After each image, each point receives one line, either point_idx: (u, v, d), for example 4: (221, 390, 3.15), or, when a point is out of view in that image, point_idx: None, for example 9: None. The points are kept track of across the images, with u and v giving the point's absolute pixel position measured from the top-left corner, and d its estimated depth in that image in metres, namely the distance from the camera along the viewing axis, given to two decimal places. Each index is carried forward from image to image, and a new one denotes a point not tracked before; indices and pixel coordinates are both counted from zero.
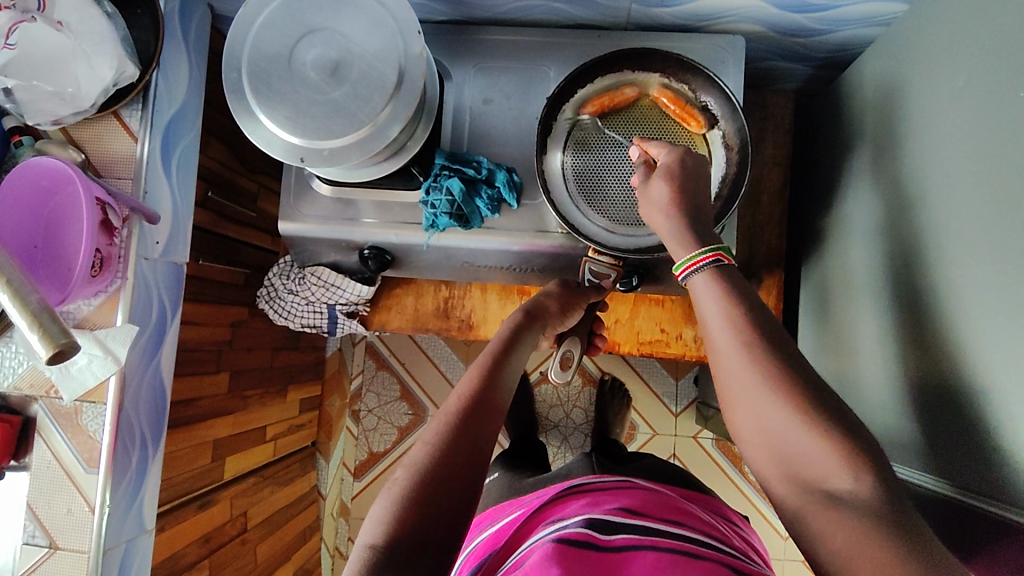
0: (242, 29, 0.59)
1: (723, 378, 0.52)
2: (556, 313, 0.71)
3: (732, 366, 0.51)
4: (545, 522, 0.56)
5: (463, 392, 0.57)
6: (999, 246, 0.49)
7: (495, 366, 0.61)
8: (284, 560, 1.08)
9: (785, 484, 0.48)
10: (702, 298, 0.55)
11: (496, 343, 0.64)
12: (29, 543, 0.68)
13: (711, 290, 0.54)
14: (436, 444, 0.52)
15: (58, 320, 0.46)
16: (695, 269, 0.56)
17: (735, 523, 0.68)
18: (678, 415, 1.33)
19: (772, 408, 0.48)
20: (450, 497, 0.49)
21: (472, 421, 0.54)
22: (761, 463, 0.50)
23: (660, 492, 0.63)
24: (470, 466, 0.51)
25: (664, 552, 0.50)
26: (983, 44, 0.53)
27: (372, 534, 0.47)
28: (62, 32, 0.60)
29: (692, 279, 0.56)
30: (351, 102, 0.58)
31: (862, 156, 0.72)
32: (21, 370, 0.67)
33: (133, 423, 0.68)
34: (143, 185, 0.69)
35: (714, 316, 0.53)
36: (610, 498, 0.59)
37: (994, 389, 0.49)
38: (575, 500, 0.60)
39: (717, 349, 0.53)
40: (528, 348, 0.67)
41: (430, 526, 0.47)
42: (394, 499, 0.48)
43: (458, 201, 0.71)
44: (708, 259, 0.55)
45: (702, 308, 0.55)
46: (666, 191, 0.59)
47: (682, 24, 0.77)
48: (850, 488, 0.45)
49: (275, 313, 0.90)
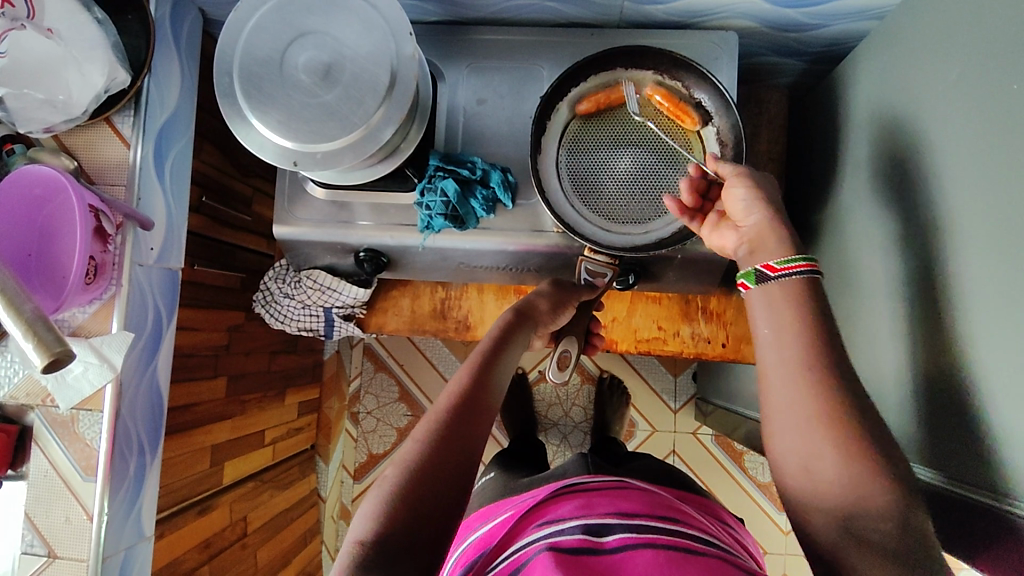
0: (233, 33, 0.59)
1: (774, 388, 0.52)
2: (547, 312, 0.71)
3: (788, 377, 0.51)
4: (539, 523, 0.56)
5: (455, 390, 0.57)
6: (993, 238, 0.49)
7: (486, 364, 0.61)
8: (286, 563, 1.08)
9: (801, 489, 0.49)
10: (768, 305, 0.55)
11: (488, 342, 0.64)
12: (28, 552, 0.68)
13: (771, 301, 0.55)
14: (425, 441, 0.52)
15: (53, 328, 0.45)
16: (793, 272, 0.54)
17: (731, 524, 0.68)
18: (677, 411, 1.33)
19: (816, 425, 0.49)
20: (439, 493, 0.49)
21: (462, 419, 0.54)
22: (781, 469, 0.51)
23: (654, 493, 0.63)
24: (461, 464, 0.51)
25: (661, 549, 0.50)
26: (976, 39, 0.53)
27: (360, 530, 0.47)
28: (52, 39, 0.59)
29: (778, 282, 0.55)
30: (344, 106, 0.58)
31: (856, 151, 0.72)
32: (17, 379, 0.67)
33: (130, 430, 0.68)
34: (137, 191, 0.68)
35: (781, 323, 0.53)
36: (605, 499, 0.59)
37: (991, 383, 0.49)
38: (569, 500, 0.60)
39: (770, 353, 0.53)
40: (521, 346, 0.67)
41: (420, 523, 0.47)
42: (382, 496, 0.48)
43: (453, 202, 0.71)
44: (810, 268, 0.54)
45: (765, 311, 0.55)
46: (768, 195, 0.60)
47: (675, 21, 0.77)
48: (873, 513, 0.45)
49: (271, 317, 0.90)
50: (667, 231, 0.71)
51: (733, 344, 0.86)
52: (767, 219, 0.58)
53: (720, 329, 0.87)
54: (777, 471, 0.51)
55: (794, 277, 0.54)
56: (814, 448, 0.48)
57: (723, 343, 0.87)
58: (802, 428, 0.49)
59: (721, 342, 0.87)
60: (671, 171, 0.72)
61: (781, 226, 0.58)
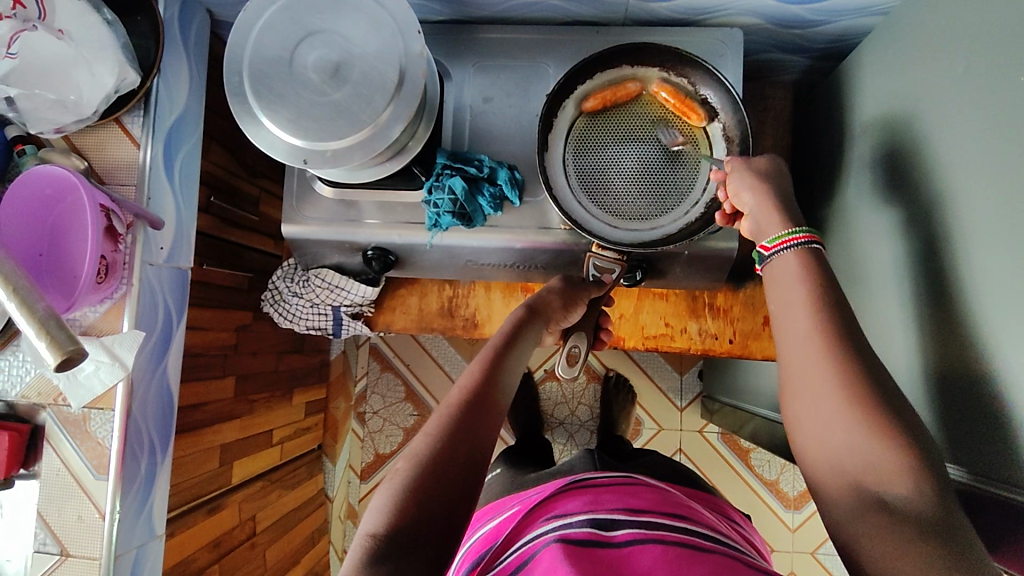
0: (242, 32, 0.59)
1: (794, 380, 0.51)
2: (559, 309, 0.71)
3: (807, 369, 0.50)
4: (547, 517, 0.56)
5: (466, 386, 0.57)
6: (1005, 231, 0.49)
7: (496, 360, 0.61)
8: (294, 563, 1.08)
9: (822, 472, 0.49)
10: (784, 284, 0.55)
11: (499, 337, 0.65)
12: (40, 550, 0.68)
13: (790, 291, 0.54)
14: (436, 435, 0.52)
15: (65, 327, 0.45)
16: (782, 247, 0.56)
17: (738, 521, 0.68)
18: (683, 409, 1.34)
19: (834, 416, 0.48)
20: (450, 488, 0.49)
21: (472, 413, 0.54)
22: (805, 452, 0.50)
23: (663, 490, 0.63)
24: (472, 458, 0.51)
25: (670, 546, 0.50)
26: (982, 34, 0.53)
27: (371, 523, 0.47)
28: (63, 41, 0.60)
29: (774, 259, 0.57)
30: (353, 104, 0.58)
31: (863, 146, 0.72)
32: (29, 378, 0.68)
33: (141, 430, 0.68)
34: (146, 192, 0.69)
35: (797, 317, 0.52)
36: (613, 495, 0.59)
37: (1007, 376, 0.49)
38: (575, 496, 0.60)
39: (788, 332, 0.53)
40: (532, 341, 0.67)
41: (430, 515, 0.47)
42: (393, 490, 0.48)
43: (461, 200, 0.71)
44: (801, 239, 0.56)
45: (782, 289, 0.55)
46: (761, 181, 0.60)
47: (680, 19, 0.78)
48: (906, 496, 0.43)
49: (279, 316, 0.90)
50: (675, 228, 0.71)
51: (739, 340, 0.86)
52: (766, 198, 0.59)
53: (727, 326, 0.87)
54: (801, 454, 0.51)
55: (791, 250, 0.56)
56: (834, 427, 0.48)
57: (729, 339, 0.87)
58: (825, 408, 0.49)
59: (728, 338, 0.87)
60: (677, 167, 0.72)
61: (793, 220, 0.58)
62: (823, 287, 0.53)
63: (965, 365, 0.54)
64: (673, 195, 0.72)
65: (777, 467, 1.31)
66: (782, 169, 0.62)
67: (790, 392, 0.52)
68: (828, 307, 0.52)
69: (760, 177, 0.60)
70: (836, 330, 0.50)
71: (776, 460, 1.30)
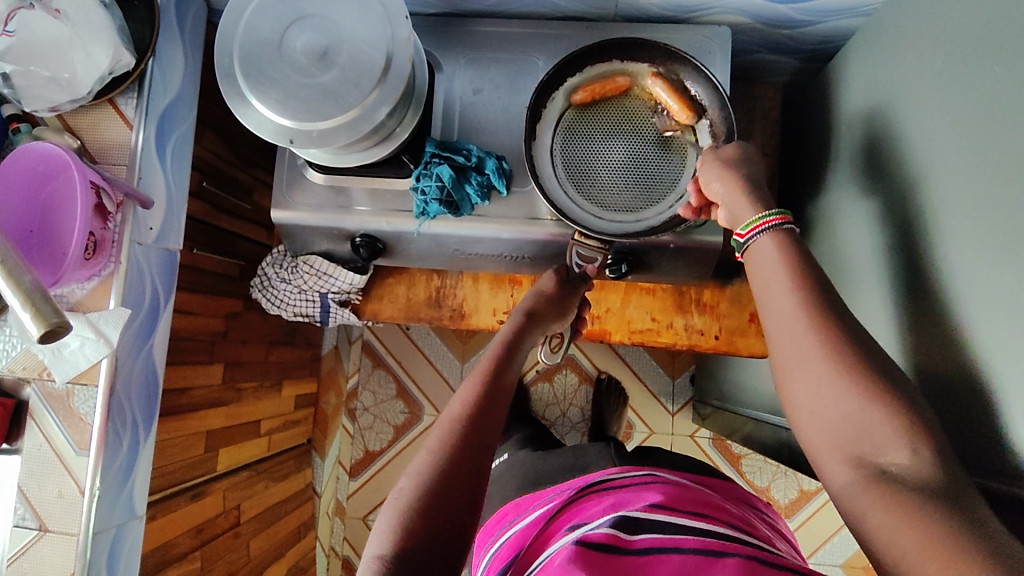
0: (235, 15, 0.60)
1: (784, 357, 0.49)
2: (553, 311, 0.74)
3: (789, 343, 0.49)
4: (567, 527, 0.54)
5: (466, 397, 0.58)
6: (985, 215, 0.49)
7: (496, 369, 0.63)
8: (279, 556, 1.08)
9: (823, 445, 0.46)
10: (762, 265, 0.54)
11: (498, 346, 0.67)
12: (20, 525, 0.68)
13: (770, 262, 0.53)
14: (439, 452, 0.52)
15: (51, 300, 0.46)
16: (759, 230, 0.55)
17: (762, 508, 0.68)
18: (674, 413, 1.33)
19: (833, 391, 0.46)
20: (454, 503, 0.49)
21: (473, 427, 0.55)
22: (797, 427, 0.49)
23: (688, 487, 0.61)
24: (474, 471, 0.52)
25: (688, 555, 0.47)
26: (962, 25, 0.54)
27: (379, 546, 0.47)
28: (59, 20, 0.62)
29: (752, 244, 0.56)
30: (340, 86, 0.59)
31: (848, 141, 0.73)
32: (15, 353, 0.68)
33: (125, 408, 0.69)
34: (138, 171, 0.70)
35: (773, 291, 0.52)
36: (635, 496, 0.57)
37: (985, 360, 0.49)
38: (599, 502, 0.58)
39: (770, 308, 0.52)
40: (529, 348, 0.70)
41: (438, 535, 0.47)
42: (398, 511, 0.48)
43: (448, 187, 0.72)
44: (776, 220, 0.55)
45: (762, 274, 0.54)
46: (728, 171, 0.61)
47: (669, 16, 0.79)
48: (906, 461, 0.42)
49: (268, 302, 0.91)
50: (659, 220, 0.71)
51: (725, 336, 0.86)
52: (736, 182, 0.60)
53: (714, 322, 0.87)
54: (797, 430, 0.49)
55: (766, 235, 0.55)
56: (820, 396, 0.46)
57: (715, 335, 0.87)
58: (806, 379, 0.47)
59: (714, 335, 0.87)
60: (663, 162, 0.73)
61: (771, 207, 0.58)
62: (800, 259, 0.52)
63: (947, 353, 0.54)
64: (658, 189, 0.73)
65: (768, 474, 1.30)
66: (750, 156, 0.63)
67: (782, 369, 0.49)
68: (794, 278, 0.51)
69: (729, 166, 0.61)
70: (821, 305, 0.49)
71: (767, 466, 1.30)
